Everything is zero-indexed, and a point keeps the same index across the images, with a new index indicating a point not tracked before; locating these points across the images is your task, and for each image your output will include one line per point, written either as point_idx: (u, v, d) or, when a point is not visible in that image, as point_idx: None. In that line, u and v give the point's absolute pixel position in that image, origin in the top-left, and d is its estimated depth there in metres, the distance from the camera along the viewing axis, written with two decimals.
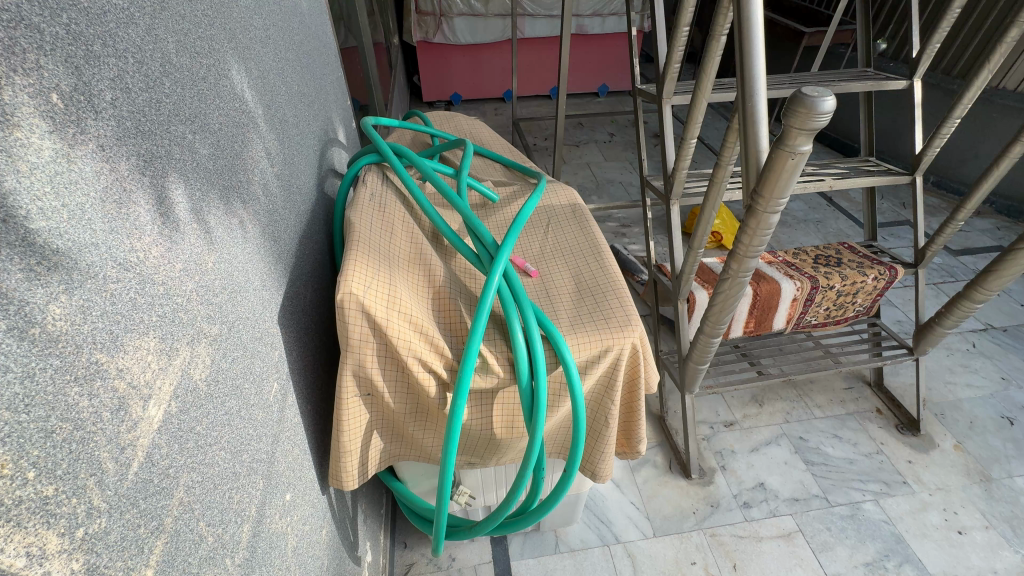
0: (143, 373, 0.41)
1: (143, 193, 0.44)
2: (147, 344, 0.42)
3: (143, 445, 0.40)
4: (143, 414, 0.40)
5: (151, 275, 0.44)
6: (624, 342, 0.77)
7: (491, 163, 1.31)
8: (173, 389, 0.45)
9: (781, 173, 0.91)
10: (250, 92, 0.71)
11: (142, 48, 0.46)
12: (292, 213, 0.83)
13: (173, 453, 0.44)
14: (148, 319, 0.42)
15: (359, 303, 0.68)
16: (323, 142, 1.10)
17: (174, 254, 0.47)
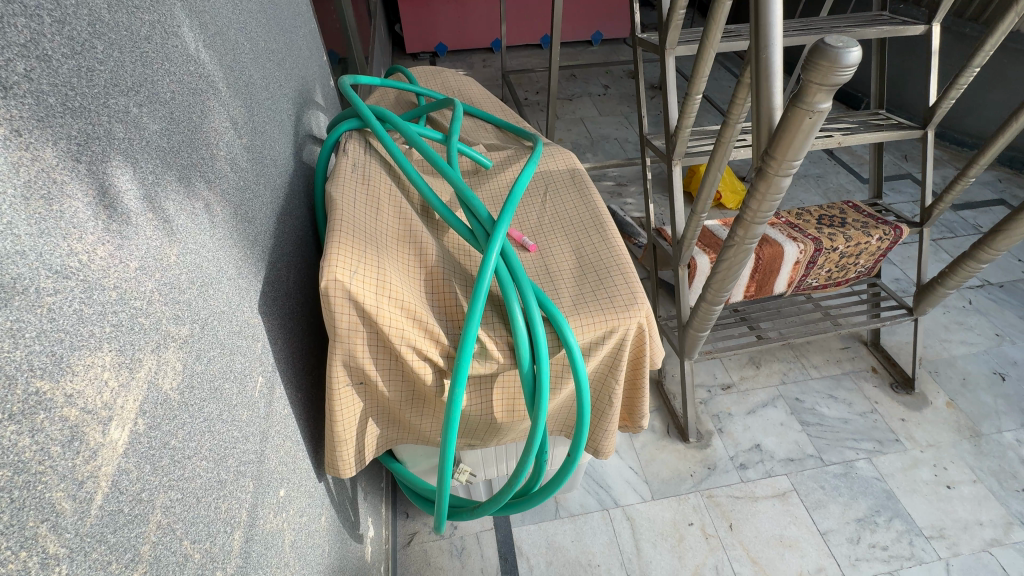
0: (99, 394, 0.36)
1: (79, 183, 0.37)
2: (101, 361, 0.37)
3: (107, 474, 0.36)
4: (104, 440, 0.36)
5: (99, 280, 0.38)
6: (629, 322, 0.73)
7: (482, 124, 1.22)
8: (139, 405, 0.40)
9: (797, 134, 0.84)
10: (207, 51, 0.62)
11: (62, 4, 0.38)
12: (267, 188, 0.76)
13: (145, 475, 0.40)
14: (99, 331, 0.37)
15: (345, 291, 0.63)
16: (299, 105, 1.01)
17: (127, 251, 0.41)
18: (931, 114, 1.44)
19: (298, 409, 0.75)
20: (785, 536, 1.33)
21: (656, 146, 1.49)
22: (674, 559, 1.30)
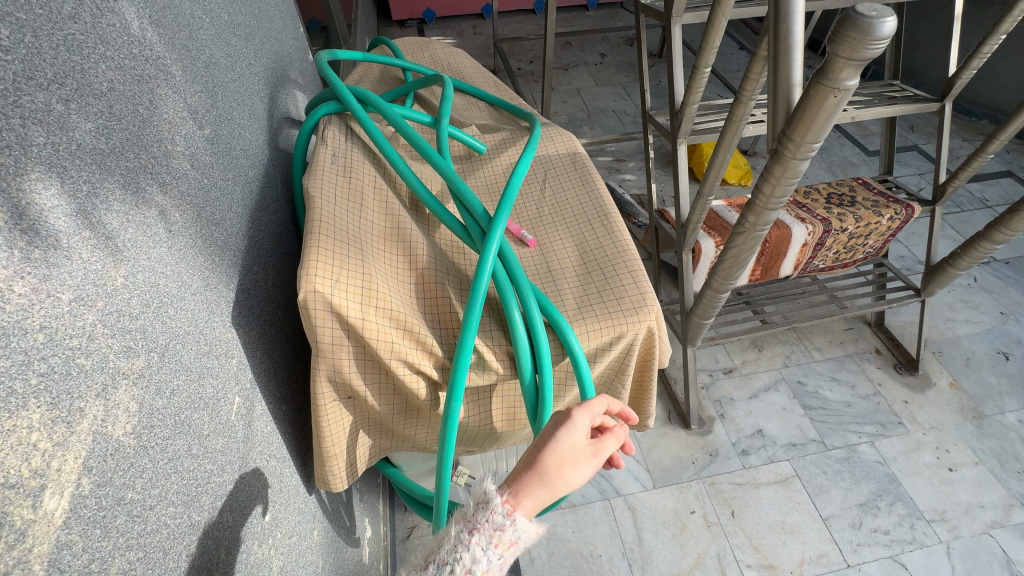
0: (27, 461, 0.30)
1: None
2: (28, 421, 0.31)
3: (43, 553, 0.30)
4: (36, 515, 0.30)
5: (19, 324, 0.31)
6: (638, 327, 0.67)
7: (473, 101, 1.13)
8: (82, 462, 0.34)
9: (818, 114, 0.77)
10: (154, 29, 0.54)
11: None
12: (237, 183, 0.68)
13: (94, 542, 0.34)
14: (21, 386, 0.31)
15: (327, 303, 0.57)
16: (272, 84, 0.91)
17: (56, 282, 0.35)
18: (950, 86, 1.36)
19: (282, 423, 0.70)
20: (787, 522, 1.33)
21: (660, 123, 1.40)
22: (676, 548, 1.29)
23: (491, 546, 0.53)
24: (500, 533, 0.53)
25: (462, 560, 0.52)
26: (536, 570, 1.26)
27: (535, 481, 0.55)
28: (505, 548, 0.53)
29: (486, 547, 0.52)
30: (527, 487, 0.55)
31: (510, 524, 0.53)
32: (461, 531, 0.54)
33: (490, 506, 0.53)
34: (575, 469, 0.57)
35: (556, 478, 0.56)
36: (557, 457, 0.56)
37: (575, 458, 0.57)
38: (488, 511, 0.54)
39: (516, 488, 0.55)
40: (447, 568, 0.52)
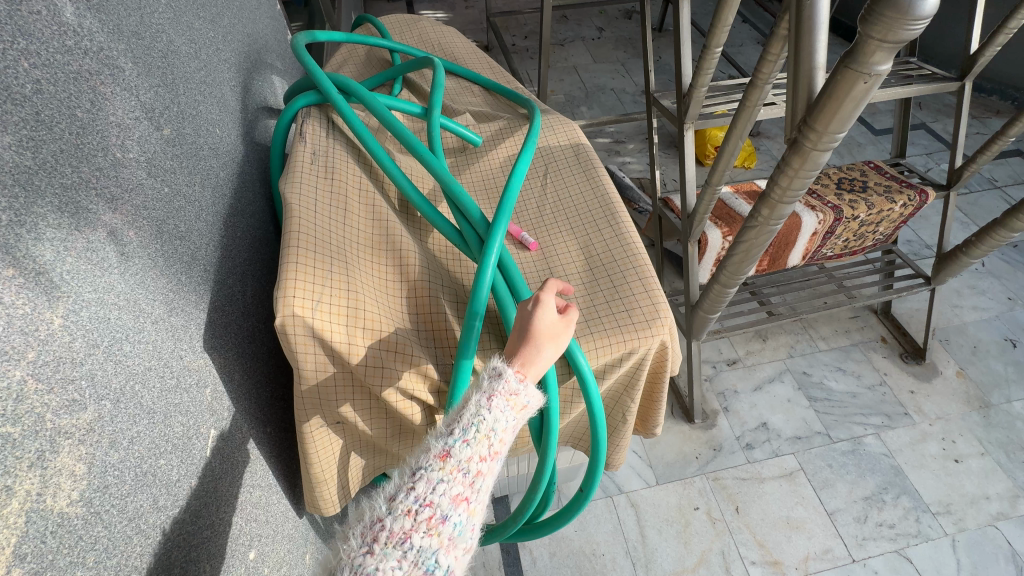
0: None
1: None
2: None
3: None
4: None
5: None
6: (651, 341, 0.62)
7: (467, 85, 1.05)
8: (10, 552, 0.30)
9: (843, 102, 0.70)
10: (94, 15, 0.46)
11: None
12: (205, 185, 0.61)
13: None
14: None
15: (309, 329, 0.51)
16: (245, 70, 0.83)
17: None
18: (971, 64, 1.29)
19: (266, 448, 0.65)
20: (792, 517, 1.31)
21: (665, 106, 1.32)
22: (680, 546, 1.27)
23: (506, 409, 0.52)
24: (516, 395, 0.52)
25: (483, 424, 0.50)
26: (538, 570, 1.23)
27: (532, 354, 0.54)
28: (519, 410, 0.52)
29: (502, 409, 0.51)
30: (521, 363, 0.54)
31: (523, 388, 0.53)
32: (476, 398, 0.51)
33: (501, 377, 0.52)
34: (563, 337, 0.55)
35: (547, 348, 0.55)
36: (543, 328, 0.55)
37: (560, 327, 0.56)
38: (496, 381, 0.52)
39: (512, 365, 0.53)
40: (469, 431, 0.50)
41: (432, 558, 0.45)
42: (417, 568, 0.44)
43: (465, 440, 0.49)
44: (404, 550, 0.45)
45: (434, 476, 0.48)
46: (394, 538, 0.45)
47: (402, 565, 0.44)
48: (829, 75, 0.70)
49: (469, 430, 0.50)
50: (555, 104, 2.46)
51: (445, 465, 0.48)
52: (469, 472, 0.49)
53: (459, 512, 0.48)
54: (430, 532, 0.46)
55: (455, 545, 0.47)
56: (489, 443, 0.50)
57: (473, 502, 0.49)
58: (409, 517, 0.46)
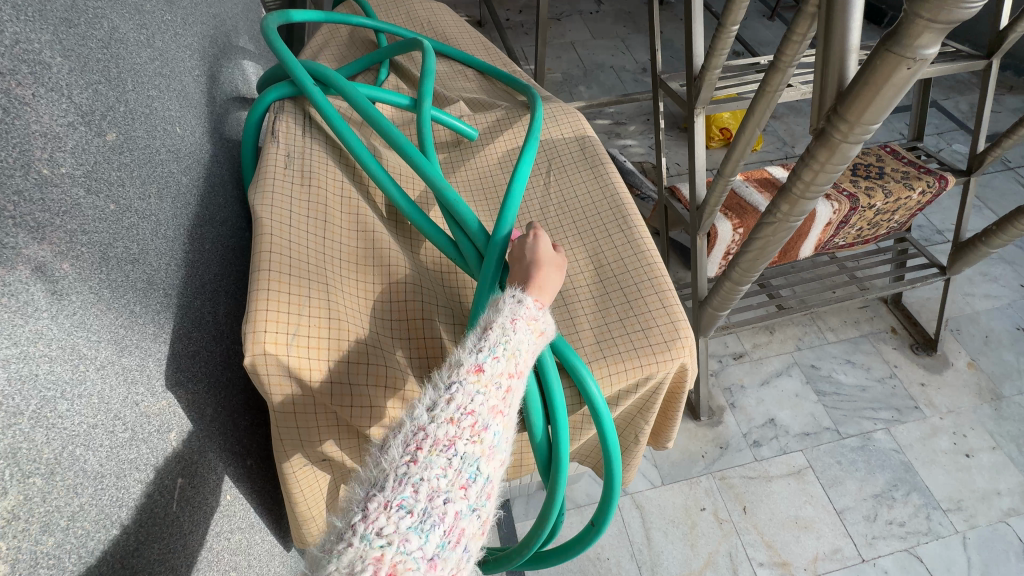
0: None
1: None
2: None
3: None
4: None
5: None
6: (669, 365, 0.56)
7: (460, 70, 0.96)
8: None
9: (880, 90, 0.61)
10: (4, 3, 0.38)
11: None
12: (165, 194, 0.54)
13: None
14: None
15: (284, 366, 0.45)
16: (211, 57, 0.74)
17: None
18: (1000, 42, 1.20)
19: (245, 485, 0.59)
20: (800, 517, 1.28)
21: (673, 88, 1.23)
22: (686, 548, 1.24)
23: (529, 332, 0.49)
24: (537, 319, 0.50)
25: (511, 343, 0.48)
26: None
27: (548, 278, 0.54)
28: (540, 335, 0.50)
29: (526, 331, 0.49)
30: (537, 287, 0.53)
31: (542, 315, 0.51)
32: (502, 317, 0.49)
33: (523, 303, 0.50)
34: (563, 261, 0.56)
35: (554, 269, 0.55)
36: (549, 257, 0.55)
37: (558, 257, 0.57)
38: (518, 306, 0.50)
39: (529, 292, 0.52)
40: (499, 348, 0.47)
41: (474, 467, 0.44)
42: (460, 478, 0.43)
43: (497, 356, 0.47)
44: (448, 456, 0.43)
45: (469, 390, 0.45)
46: (438, 447, 0.43)
47: (448, 474, 0.42)
48: (865, 59, 0.62)
49: (498, 346, 0.47)
50: (552, 83, 2.35)
51: (479, 379, 0.46)
52: (502, 387, 0.47)
53: (497, 423, 0.46)
54: (472, 441, 0.44)
55: (493, 455, 0.46)
56: (517, 361, 0.48)
57: (507, 415, 0.47)
58: (452, 426, 0.44)
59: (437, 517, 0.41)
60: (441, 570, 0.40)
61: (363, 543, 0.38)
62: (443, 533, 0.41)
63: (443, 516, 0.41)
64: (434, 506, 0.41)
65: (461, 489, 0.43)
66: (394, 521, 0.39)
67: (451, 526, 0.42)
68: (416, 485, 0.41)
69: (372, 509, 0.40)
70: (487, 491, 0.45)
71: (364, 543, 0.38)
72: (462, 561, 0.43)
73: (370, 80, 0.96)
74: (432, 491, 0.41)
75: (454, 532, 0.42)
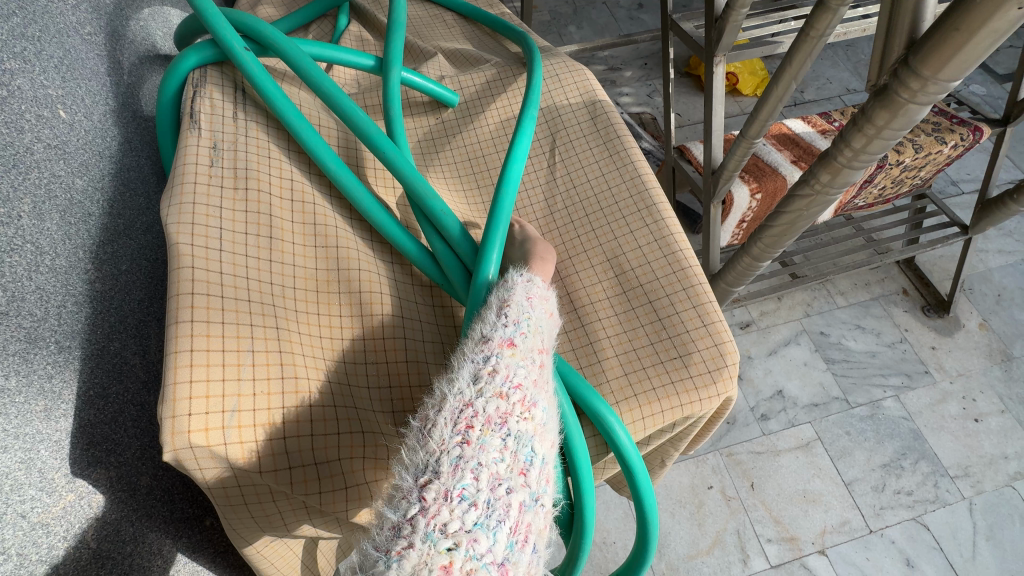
0: None
1: None
2: None
3: None
4: None
5: None
6: (712, 400, 0.46)
7: (437, 13, 0.78)
8: None
9: (968, 43, 0.47)
10: None
11: None
12: (51, 209, 0.41)
13: None
14: None
15: (220, 455, 0.33)
16: (110, 8, 0.57)
17: None
18: None
19: (205, 553, 0.49)
20: (809, 491, 1.25)
21: (686, 30, 1.06)
22: (693, 528, 1.21)
23: (545, 314, 0.41)
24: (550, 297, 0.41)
25: (533, 319, 0.39)
26: None
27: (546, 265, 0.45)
28: (553, 317, 0.41)
29: (543, 312, 0.41)
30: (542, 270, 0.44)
31: (553, 295, 0.42)
32: (518, 290, 0.40)
33: (534, 280, 0.41)
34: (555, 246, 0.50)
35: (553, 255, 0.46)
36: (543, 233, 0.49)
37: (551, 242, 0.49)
38: (528, 284, 0.41)
39: (536, 273, 0.43)
40: (525, 323, 0.38)
41: (530, 448, 0.35)
42: (518, 462, 0.34)
43: (525, 329, 0.38)
44: (502, 437, 0.34)
45: (510, 363, 0.36)
46: (489, 426, 0.34)
47: (506, 457, 0.34)
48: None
49: (524, 318, 0.39)
50: (539, 24, 2.10)
51: (515, 353, 0.37)
52: (538, 361, 0.38)
53: (546, 398, 0.37)
54: (525, 419, 0.35)
55: (548, 433, 0.37)
56: (541, 337, 0.40)
57: (550, 386, 0.38)
58: (501, 401, 0.35)
59: (503, 511, 0.33)
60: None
61: (427, 543, 0.31)
62: (510, 531, 0.33)
63: (508, 509, 0.33)
64: (498, 497, 0.33)
65: (522, 475, 0.34)
66: (458, 515, 0.32)
67: (517, 521, 0.33)
68: (475, 470, 0.33)
69: (430, 500, 0.32)
70: (548, 474, 0.36)
71: (429, 544, 0.31)
72: (533, 563, 0.34)
73: (327, 31, 0.78)
74: (494, 479, 0.33)
75: (522, 527, 0.33)
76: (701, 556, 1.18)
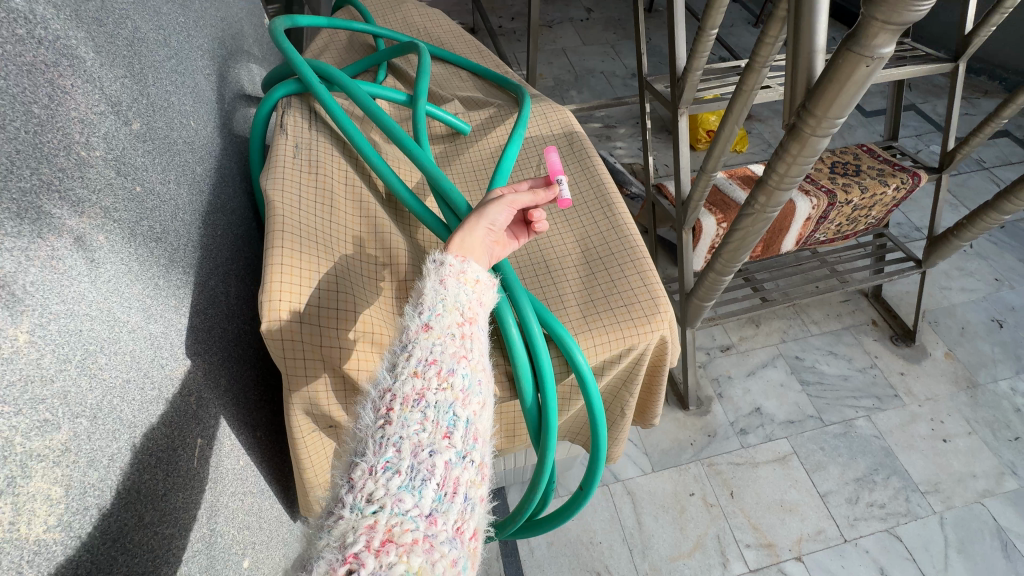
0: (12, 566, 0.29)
1: None
2: None
3: None
4: None
5: None
6: (650, 336, 0.61)
7: (455, 71, 1.01)
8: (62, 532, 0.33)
9: (844, 89, 0.66)
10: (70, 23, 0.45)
11: None
12: (181, 181, 0.58)
13: None
14: None
15: (298, 331, 0.51)
16: (220, 59, 0.79)
17: (28, 352, 0.33)
18: (965, 44, 1.26)
19: (258, 454, 0.63)
20: (786, 500, 1.33)
21: (658, 89, 1.29)
22: (675, 532, 1.28)
23: (462, 286, 0.52)
24: (465, 272, 0.53)
25: (448, 300, 0.51)
26: (536, 560, 1.24)
27: (468, 233, 0.55)
28: (474, 284, 0.53)
29: (457, 286, 0.52)
30: (456, 245, 0.55)
31: (468, 265, 0.53)
32: (433, 275, 0.52)
33: (444, 263, 0.52)
34: (512, 200, 0.57)
35: (479, 222, 0.56)
36: (479, 215, 0.56)
37: (478, 226, 0.56)
38: (440, 268, 0.52)
39: (450, 251, 0.54)
40: (438, 306, 0.50)
41: (451, 414, 0.47)
42: (440, 429, 0.45)
43: (439, 312, 0.49)
44: (421, 411, 0.46)
45: (424, 346, 0.48)
46: (408, 404, 0.45)
47: (426, 428, 0.45)
48: (830, 61, 0.67)
49: (438, 303, 0.50)
50: (544, 88, 2.41)
51: (430, 335, 0.49)
52: (455, 335, 0.50)
53: (464, 366, 0.49)
54: (441, 389, 0.47)
55: (468, 400, 0.48)
56: (460, 312, 0.51)
57: (468, 357, 0.50)
58: (417, 380, 0.46)
59: (427, 472, 0.43)
60: (444, 520, 0.42)
61: (355, 512, 0.40)
62: (437, 486, 0.43)
63: (432, 469, 0.43)
64: (421, 461, 0.43)
65: (445, 438, 0.45)
66: (383, 484, 0.42)
67: (443, 477, 0.44)
68: (396, 444, 0.44)
69: (359, 479, 0.42)
70: (473, 434, 0.47)
71: (356, 512, 0.40)
72: (465, 508, 0.45)
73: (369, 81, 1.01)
74: (416, 447, 0.44)
75: (448, 482, 0.44)
76: (683, 558, 1.24)
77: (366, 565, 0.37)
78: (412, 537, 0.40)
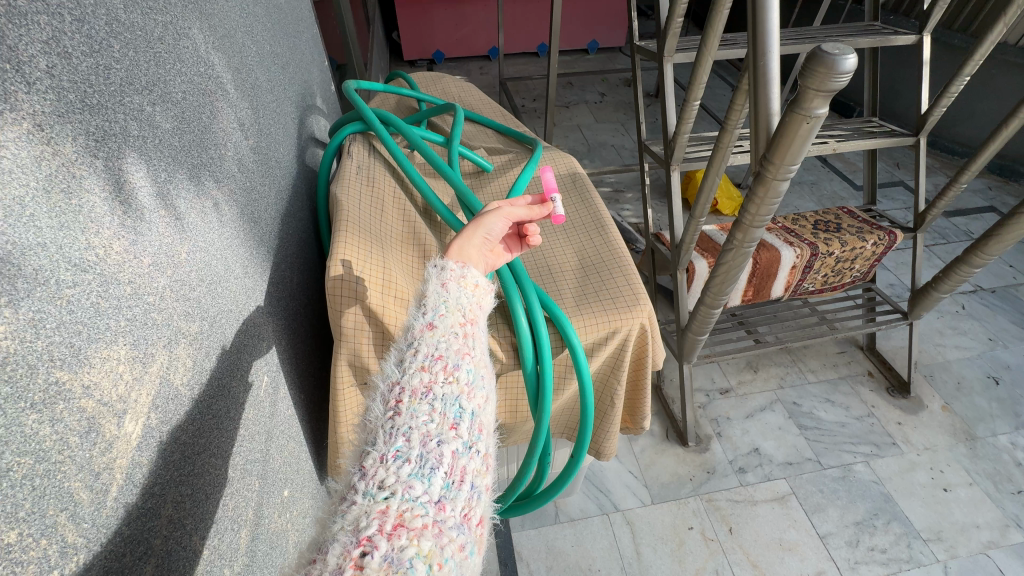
0: (163, 394, 0.43)
1: (143, 202, 0.43)
2: (154, 358, 0.42)
3: (163, 441, 0.42)
4: (158, 429, 0.42)
5: (158, 304, 0.43)
6: (632, 323, 0.75)
7: (483, 128, 1.23)
8: (188, 385, 0.47)
9: (792, 141, 0.83)
10: (222, 64, 0.64)
11: (87, 15, 0.39)
12: (271, 188, 0.77)
13: (186, 458, 0.45)
14: (151, 338, 0.42)
15: (353, 285, 0.66)
16: (302, 109, 1.02)
17: (185, 262, 0.49)
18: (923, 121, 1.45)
19: (302, 408, 0.76)
20: (785, 539, 1.34)
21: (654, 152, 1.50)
22: (674, 564, 1.29)
23: (462, 289, 0.59)
24: (464, 277, 0.60)
25: (450, 301, 0.57)
26: None
27: (466, 243, 0.63)
28: (473, 288, 0.60)
29: (458, 290, 0.59)
30: (456, 253, 0.62)
31: (468, 271, 0.60)
32: (436, 279, 0.58)
33: (446, 268, 0.59)
34: (506, 213, 0.65)
35: (476, 233, 0.63)
36: (476, 227, 0.64)
37: (474, 237, 0.64)
38: (443, 273, 0.59)
39: (450, 259, 0.61)
40: (441, 307, 0.56)
41: (456, 406, 0.50)
42: (447, 421, 0.49)
43: (442, 312, 0.55)
44: (429, 403, 0.49)
45: (429, 343, 0.53)
46: (416, 396, 0.49)
47: (434, 419, 0.48)
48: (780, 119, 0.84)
49: (441, 305, 0.56)
50: None
51: (434, 332, 0.54)
52: (456, 334, 0.55)
53: (467, 362, 0.53)
54: (448, 381, 0.51)
55: (470, 393, 0.52)
56: (460, 314, 0.57)
57: (470, 355, 0.54)
58: (425, 373, 0.50)
59: (435, 461, 0.46)
60: (452, 506, 0.45)
61: (367, 499, 0.43)
62: (445, 474, 0.46)
63: (439, 459, 0.46)
64: (429, 450, 0.46)
65: (451, 429, 0.48)
66: (394, 472, 0.44)
67: (451, 466, 0.46)
68: (405, 434, 0.46)
69: (370, 467, 0.45)
70: (477, 427, 0.51)
71: (368, 498, 0.43)
72: (472, 496, 0.47)
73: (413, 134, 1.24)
74: (424, 437, 0.47)
75: (455, 471, 0.47)
76: None
77: (380, 547, 0.40)
78: (421, 521, 0.42)
